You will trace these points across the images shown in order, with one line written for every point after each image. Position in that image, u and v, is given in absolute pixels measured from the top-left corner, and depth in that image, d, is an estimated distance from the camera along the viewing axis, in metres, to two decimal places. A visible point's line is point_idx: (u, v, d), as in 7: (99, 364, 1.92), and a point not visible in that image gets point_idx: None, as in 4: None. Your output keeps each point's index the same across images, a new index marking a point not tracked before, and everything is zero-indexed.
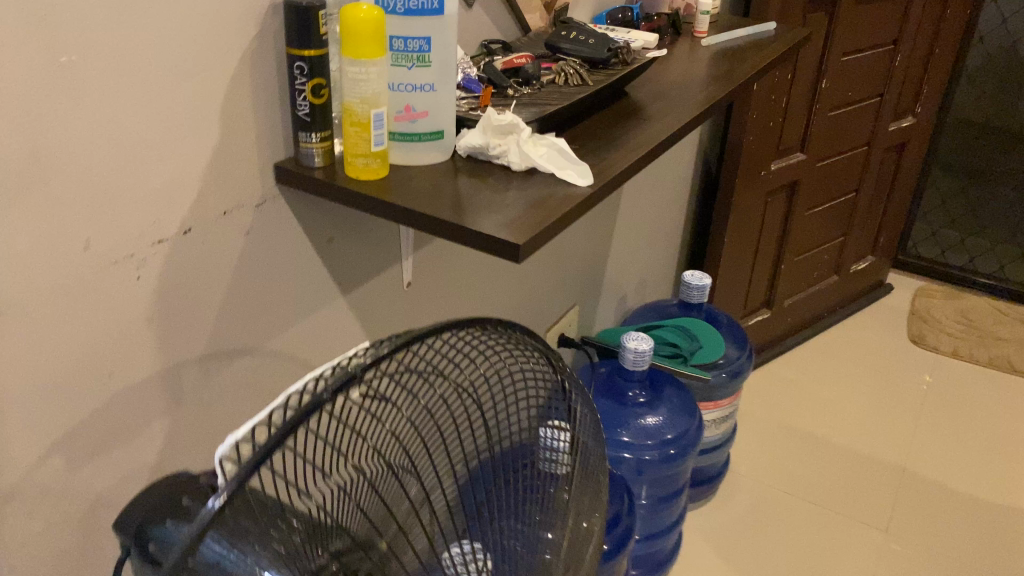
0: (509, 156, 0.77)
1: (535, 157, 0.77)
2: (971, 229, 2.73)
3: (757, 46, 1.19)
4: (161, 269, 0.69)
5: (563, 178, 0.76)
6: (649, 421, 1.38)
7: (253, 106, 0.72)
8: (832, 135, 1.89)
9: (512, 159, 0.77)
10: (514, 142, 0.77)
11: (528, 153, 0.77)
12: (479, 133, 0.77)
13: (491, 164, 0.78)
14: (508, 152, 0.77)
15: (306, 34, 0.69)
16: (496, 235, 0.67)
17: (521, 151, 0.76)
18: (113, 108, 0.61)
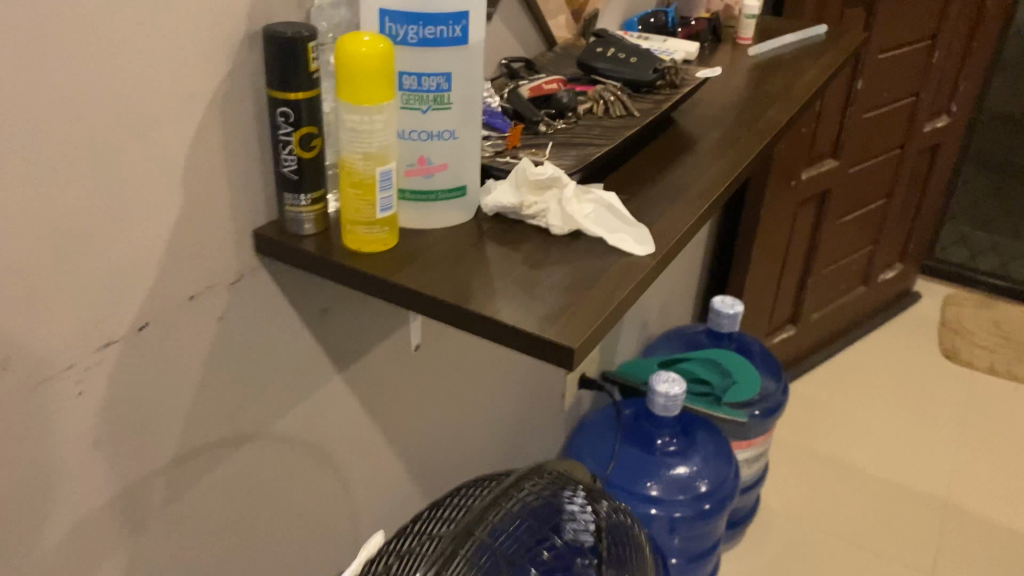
0: (550, 217, 0.62)
1: (583, 219, 0.61)
2: (999, 231, 2.60)
3: (811, 56, 1.04)
4: (109, 379, 0.54)
5: (617, 247, 0.60)
6: (681, 471, 1.24)
7: (226, 162, 0.56)
8: (866, 140, 1.74)
9: (554, 220, 0.61)
10: (555, 199, 0.62)
11: (574, 214, 0.61)
12: (511, 188, 0.62)
13: (525, 224, 0.63)
14: (548, 212, 0.62)
15: (290, 71, 0.54)
16: (542, 334, 0.51)
17: (565, 212, 0.61)
18: (35, 184, 0.46)
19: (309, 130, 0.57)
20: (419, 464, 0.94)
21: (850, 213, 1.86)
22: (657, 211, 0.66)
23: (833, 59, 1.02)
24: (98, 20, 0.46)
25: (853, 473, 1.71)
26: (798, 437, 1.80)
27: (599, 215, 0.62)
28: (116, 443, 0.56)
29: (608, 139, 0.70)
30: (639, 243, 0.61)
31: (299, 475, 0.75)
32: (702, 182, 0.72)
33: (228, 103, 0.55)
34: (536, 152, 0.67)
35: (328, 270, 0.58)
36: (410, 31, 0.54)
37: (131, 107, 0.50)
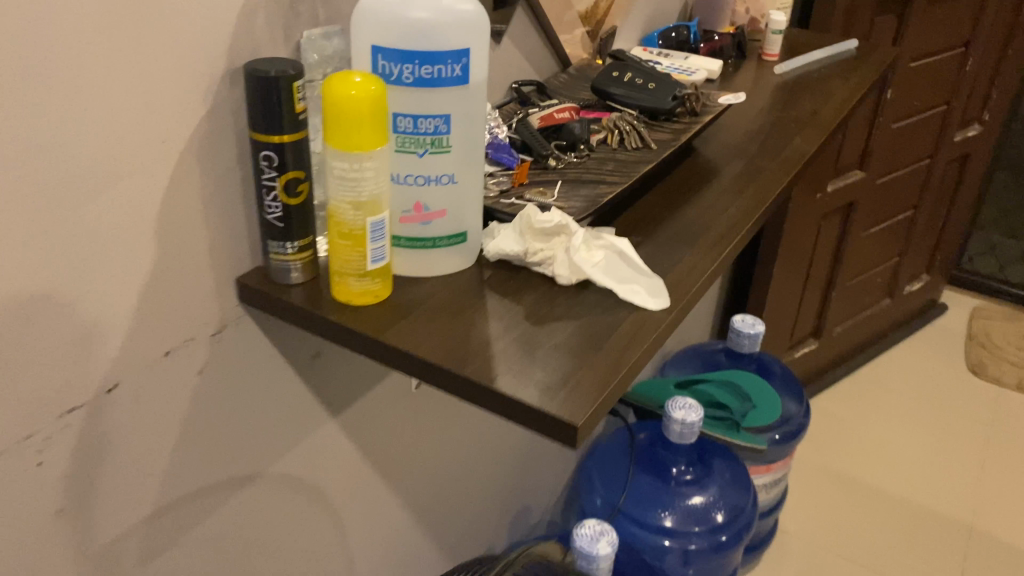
0: (556, 265, 0.56)
1: (592, 269, 0.56)
2: None
3: (839, 74, 0.99)
4: (74, 445, 0.49)
5: (629, 301, 0.55)
6: (697, 502, 1.19)
7: (205, 208, 0.52)
8: (894, 150, 1.68)
9: (561, 270, 0.56)
10: (562, 246, 0.57)
11: (583, 263, 0.56)
12: (514, 235, 0.57)
13: (530, 273, 0.58)
14: (554, 261, 0.57)
15: (273, 112, 0.50)
16: (544, 407, 0.47)
17: (574, 262, 0.56)
18: None
19: (295, 175, 0.52)
20: (418, 502, 0.90)
21: (877, 225, 1.80)
22: (673, 257, 0.61)
23: (863, 79, 0.97)
24: (58, 65, 0.42)
25: (875, 495, 1.65)
26: (819, 457, 1.74)
27: (610, 265, 0.57)
28: (83, 510, 0.52)
29: (623, 175, 0.65)
30: (653, 296, 0.56)
31: (290, 524, 0.71)
32: (723, 221, 0.66)
33: (208, 146, 0.51)
34: (544, 191, 0.62)
35: (315, 324, 0.54)
36: (406, 70, 0.50)
37: (96, 156, 0.45)
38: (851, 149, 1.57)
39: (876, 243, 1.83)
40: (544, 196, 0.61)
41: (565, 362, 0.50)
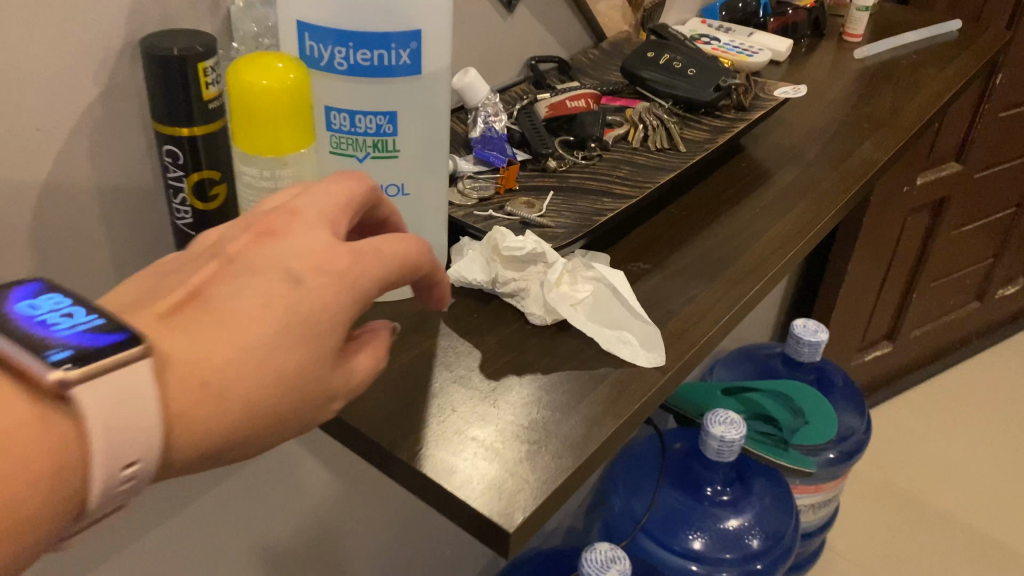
0: (530, 303, 0.47)
1: (574, 310, 0.46)
2: None
3: (934, 62, 0.84)
4: None
5: (615, 352, 0.45)
6: (731, 526, 1.06)
7: (102, 208, 0.43)
8: (999, 141, 1.49)
9: (535, 309, 0.46)
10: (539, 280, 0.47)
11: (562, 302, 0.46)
12: (482, 263, 0.48)
13: (502, 303, 0.48)
14: (528, 296, 0.47)
15: (173, 99, 0.40)
16: (472, 499, 0.36)
17: (550, 301, 0.46)
18: None
19: (208, 175, 0.43)
20: (399, 517, 0.81)
21: (973, 221, 1.60)
22: (682, 296, 0.50)
23: (961, 69, 0.82)
24: None
25: (939, 521, 1.49)
26: (880, 473, 1.59)
27: (597, 305, 0.47)
28: None
29: (635, 185, 0.54)
30: (646, 350, 0.45)
31: (237, 550, 0.63)
32: (756, 249, 0.54)
33: (104, 135, 0.42)
34: (532, 202, 0.51)
35: None
36: (338, 54, 0.39)
37: None
38: (949, 138, 1.39)
39: (970, 242, 1.64)
40: (530, 208, 0.51)
41: (513, 434, 0.40)
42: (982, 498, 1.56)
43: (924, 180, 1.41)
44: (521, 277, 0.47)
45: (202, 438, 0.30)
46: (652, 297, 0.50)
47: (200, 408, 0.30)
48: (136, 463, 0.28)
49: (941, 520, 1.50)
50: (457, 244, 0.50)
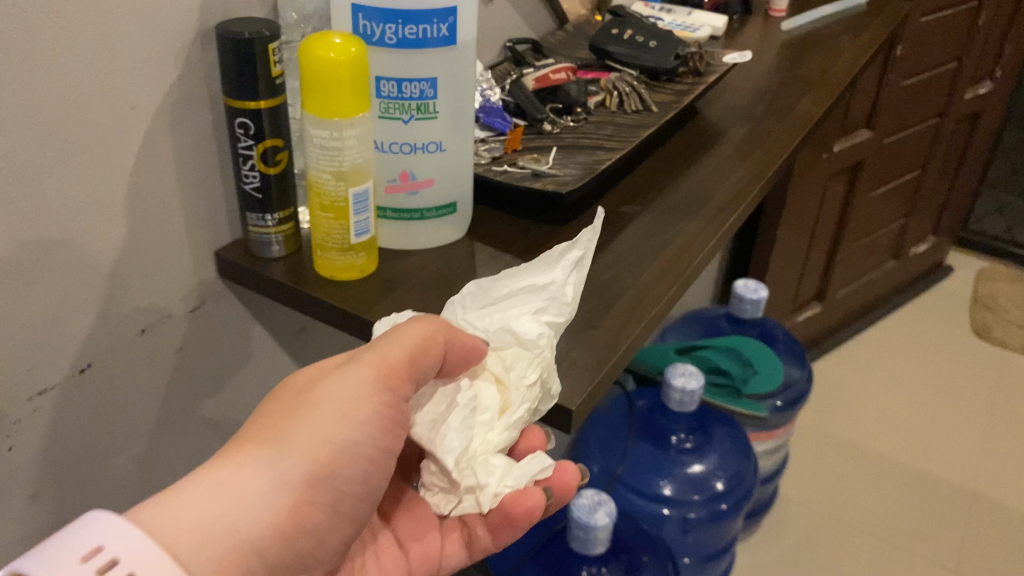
0: (450, 459, 0.41)
1: (571, 276, 0.45)
2: None
3: (849, 32, 0.94)
4: (49, 430, 0.48)
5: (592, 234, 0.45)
6: (697, 470, 1.14)
7: (178, 176, 0.49)
8: (904, 107, 1.61)
9: (454, 441, 0.41)
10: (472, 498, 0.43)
11: (494, 288, 0.46)
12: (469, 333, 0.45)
13: (537, 241, 0.56)
14: (466, 453, 0.41)
15: (246, 75, 0.46)
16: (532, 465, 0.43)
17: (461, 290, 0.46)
18: None
19: (272, 143, 0.49)
20: None
21: (884, 184, 1.73)
22: (672, 230, 0.58)
23: (871, 37, 0.92)
24: (26, 35, 0.40)
25: (875, 463, 1.60)
26: (821, 421, 1.69)
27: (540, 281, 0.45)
28: (57, 492, 0.50)
29: (621, 140, 0.62)
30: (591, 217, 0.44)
31: None
32: (726, 191, 0.63)
33: (180, 113, 0.48)
34: (539, 157, 0.59)
35: (301, 299, 0.51)
36: (388, 29, 0.46)
37: (58, 126, 0.43)
38: (860, 107, 1.51)
39: (882, 203, 1.76)
40: (539, 162, 0.58)
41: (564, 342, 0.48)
42: (912, 437, 1.66)
43: (840, 147, 1.52)
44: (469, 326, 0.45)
45: (226, 488, 0.39)
46: (647, 233, 0.58)
47: (214, 466, 0.40)
48: (162, 523, 0.36)
49: (874, 459, 1.60)
50: (470, 229, 0.57)
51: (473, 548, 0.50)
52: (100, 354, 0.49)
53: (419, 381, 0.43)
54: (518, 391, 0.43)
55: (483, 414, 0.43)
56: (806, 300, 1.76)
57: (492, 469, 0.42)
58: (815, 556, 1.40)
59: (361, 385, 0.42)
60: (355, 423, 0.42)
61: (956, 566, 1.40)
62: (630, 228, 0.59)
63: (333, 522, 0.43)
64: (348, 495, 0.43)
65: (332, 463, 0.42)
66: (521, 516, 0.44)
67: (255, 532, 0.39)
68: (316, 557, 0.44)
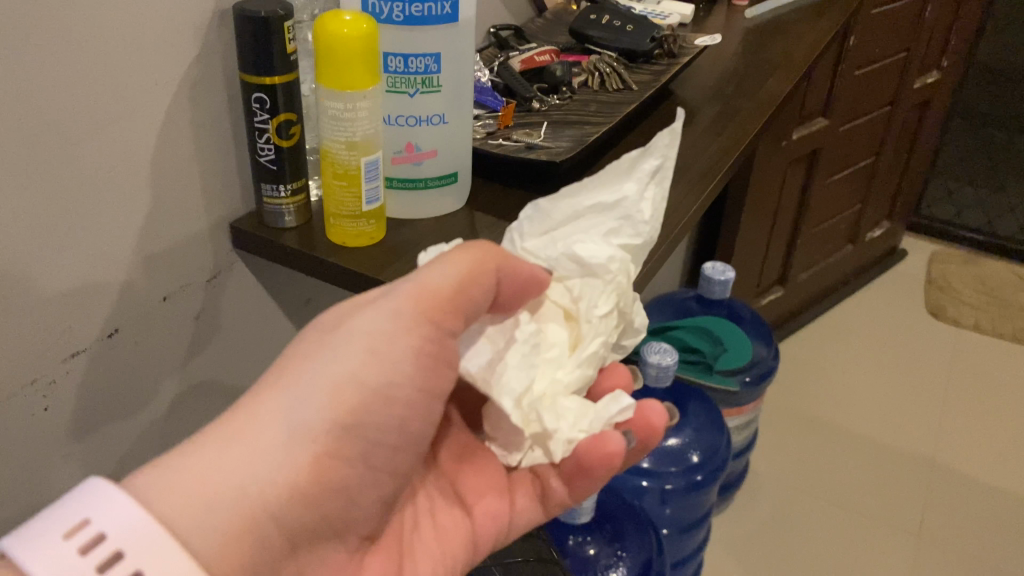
0: (508, 400, 0.45)
1: (643, 191, 0.49)
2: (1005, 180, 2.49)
3: (808, 18, 0.99)
4: (78, 392, 0.50)
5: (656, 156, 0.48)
6: (672, 443, 1.19)
7: (198, 151, 0.52)
8: (858, 95, 1.68)
9: (511, 382, 0.45)
10: (541, 444, 0.48)
11: (556, 210, 0.49)
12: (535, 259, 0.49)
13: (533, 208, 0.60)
14: (526, 391, 0.46)
15: (263, 52, 0.49)
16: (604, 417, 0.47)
17: (525, 214, 0.49)
18: None
19: (287, 118, 0.52)
20: None
21: (841, 170, 1.79)
22: None
23: (829, 23, 0.97)
24: (65, 12, 0.43)
25: (839, 438, 1.66)
26: (787, 400, 1.74)
27: (603, 205, 0.49)
28: (84, 453, 0.52)
29: (606, 114, 0.66)
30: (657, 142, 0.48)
31: None
32: (704, 162, 0.68)
33: (199, 89, 0.51)
34: (530, 132, 0.63)
35: (314, 265, 0.54)
36: (396, 7, 0.50)
37: (92, 98, 0.45)
38: (816, 95, 1.57)
39: (839, 189, 1.82)
40: (531, 136, 0.62)
41: None
42: (874, 413, 1.73)
43: (799, 134, 1.58)
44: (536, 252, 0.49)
45: (236, 445, 0.41)
46: None
47: (230, 418, 0.42)
48: (164, 488, 0.38)
49: (838, 435, 1.66)
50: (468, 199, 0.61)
51: (547, 504, 0.53)
52: (125, 319, 0.52)
53: (471, 310, 0.45)
54: (589, 324, 0.49)
55: (551, 351, 0.48)
56: (769, 285, 1.82)
57: (561, 410, 0.47)
58: (786, 527, 1.46)
59: (398, 318, 0.43)
60: (384, 364, 0.43)
61: (918, 533, 1.46)
62: None
63: (363, 473, 0.45)
64: (382, 446, 0.45)
65: (360, 409, 0.43)
66: (598, 462, 0.48)
67: (268, 490, 0.41)
68: (349, 514, 0.46)
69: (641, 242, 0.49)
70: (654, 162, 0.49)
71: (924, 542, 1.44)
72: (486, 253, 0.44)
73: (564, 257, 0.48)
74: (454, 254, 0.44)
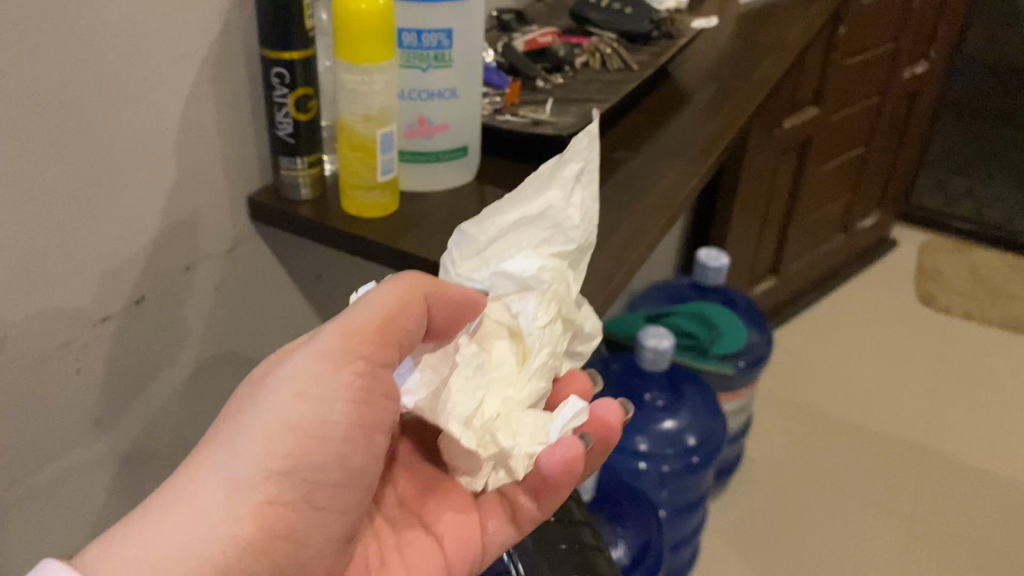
0: (457, 423, 0.43)
1: (570, 196, 0.50)
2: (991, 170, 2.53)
3: (801, 5, 1.02)
4: (107, 356, 0.52)
5: (573, 163, 0.50)
6: (669, 425, 1.21)
7: (220, 124, 0.54)
8: (848, 86, 1.70)
9: (459, 406, 0.43)
10: (502, 464, 0.45)
11: (482, 231, 0.49)
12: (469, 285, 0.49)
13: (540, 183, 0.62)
14: (474, 412, 0.44)
15: (284, 26, 0.51)
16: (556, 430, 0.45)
17: (455, 240, 0.49)
18: (40, 159, 0.44)
19: (305, 92, 0.54)
20: None
21: (831, 160, 1.82)
22: (657, 172, 0.65)
23: (820, 9, 1.00)
24: None
25: (831, 422, 1.69)
26: (780, 387, 1.77)
27: (528, 219, 0.49)
28: (112, 420, 0.54)
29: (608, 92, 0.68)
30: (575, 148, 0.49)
31: None
32: (702, 139, 0.70)
33: (221, 64, 0.53)
34: (536, 109, 0.65)
35: (330, 236, 0.56)
36: None
37: (125, 72, 0.47)
38: (807, 86, 1.59)
39: (829, 180, 1.85)
40: (537, 113, 0.64)
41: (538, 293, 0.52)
42: (866, 400, 1.75)
43: (791, 124, 1.60)
44: (469, 278, 0.49)
45: (175, 509, 0.39)
46: (637, 174, 0.64)
47: (164, 488, 0.40)
48: (105, 564, 0.36)
49: (827, 419, 1.69)
50: (477, 172, 0.63)
51: (518, 521, 0.51)
52: (150, 287, 0.54)
53: (405, 341, 0.44)
54: (533, 336, 0.48)
55: (499, 368, 0.46)
56: (762, 274, 1.84)
57: (517, 425, 0.45)
58: (780, 508, 1.49)
59: (327, 355, 0.42)
60: (321, 402, 0.42)
61: (910, 515, 1.49)
62: (621, 170, 0.65)
63: (315, 519, 0.43)
64: (326, 486, 0.43)
65: (299, 451, 0.42)
66: (562, 475, 0.45)
67: (217, 550, 0.39)
68: (307, 565, 0.43)
69: (575, 247, 0.50)
70: (576, 167, 0.50)
71: (917, 522, 1.47)
72: (411, 285, 0.44)
73: (495, 279, 0.49)
74: (378, 291, 0.44)
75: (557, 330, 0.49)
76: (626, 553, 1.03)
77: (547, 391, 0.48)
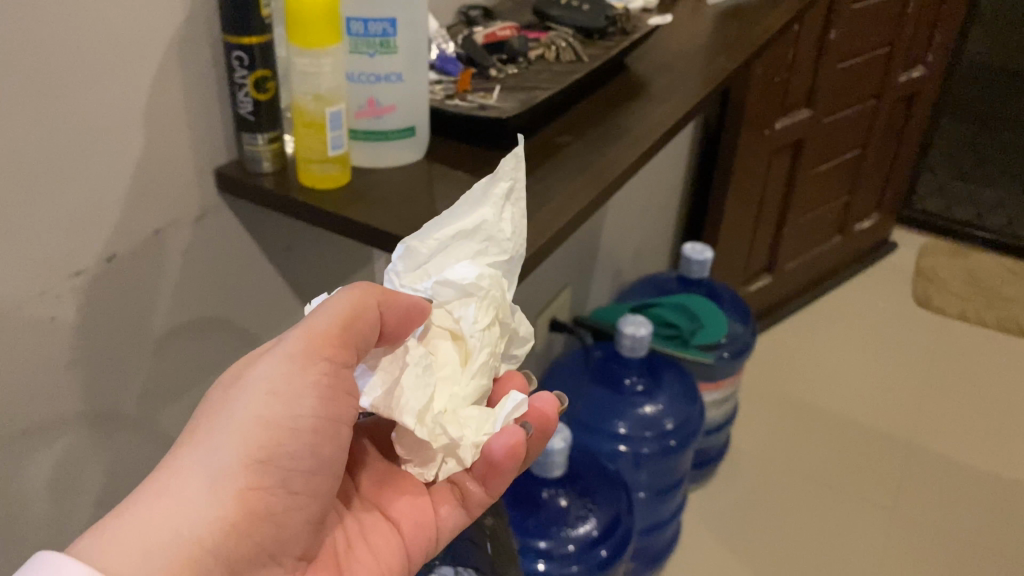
0: (411, 417, 0.50)
1: (501, 212, 0.56)
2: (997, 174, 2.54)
3: (769, 4, 1.06)
4: (80, 306, 0.58)
5: (500, 184, 0.56)
6: (647, 411, 1.26)
7: (186, 102, 0.60)
8: (841, 89, 1.74)
9: (411, 402, 0.51)
10: (452, 454, 0.54)
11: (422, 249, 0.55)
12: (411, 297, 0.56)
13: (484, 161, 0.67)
14: (425, 409, 0.52)
15: (241, 14, 0.57)
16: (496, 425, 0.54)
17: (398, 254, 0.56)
18: (16, 126, 0.51)
19: (264, 74, 0.60)
20: None
21: (826, 162, 1.86)
22: (596, 153, 0.70)
23: (786, 9, 1.04)
24: None
25: (818, 417, 1.72)
26: (770, 382, 1.81)
27: (462, 235, 0.56)
28: (86, 365, 0.61)
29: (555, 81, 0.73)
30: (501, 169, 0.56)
31: None
32: (645, 125, 0.75)
33: (187, 48, 0.59)
34: (485, 95, 0.71)
35: (286, 205, 0.62)
36: None
37: (96, 54, 0.53)
38: (798, 89, 1.63)
39: (823, 181, 1.89)
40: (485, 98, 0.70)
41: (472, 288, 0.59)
42: (855, 396, 1.79)
43: (782, 125, 1.64)
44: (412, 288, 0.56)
45: (166, 496, 0.46)
46: (578, 155, 0.70)
47: (156, 477, 0.47)
48: (105, 545, 0.43)
49: (814, 414, 1.73)
50: (427, 150, 0.68)
51: (467, 506, 0.61)
52: (122, 248, 0.60)
53: (362, 343, 0.51)
54: (474, 338, 0.56)
55: (445, 369, 0.54)
56: (756, 272, 1.89)
57: (463, 419, 0.53)
58: (761, 497, 1.52)
59: (295, 359, 0.49)
60: (290, 400, 0.49)
61: (891, 507, 1.52)
62: (563, 152, 0.70)
63: (290, 502, 0.51)
64: (300, 474, 0.51)
65: (274, 443, 0.49)
66: (504, 461, 0.55)
67: (203, 532, 0.46)
68: (283, 540, 0.51)
69: (508, 256, 0.57)
70: (504, 186, 0.56)
71: (897, 514, 1.50)
72: (367, 294, 0.51)
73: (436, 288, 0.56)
74: (336, 299, 0.51)
75: (494, 333, 0.57)
76: (595, 526, 1.07)
77: (486, 386, 0.56)
